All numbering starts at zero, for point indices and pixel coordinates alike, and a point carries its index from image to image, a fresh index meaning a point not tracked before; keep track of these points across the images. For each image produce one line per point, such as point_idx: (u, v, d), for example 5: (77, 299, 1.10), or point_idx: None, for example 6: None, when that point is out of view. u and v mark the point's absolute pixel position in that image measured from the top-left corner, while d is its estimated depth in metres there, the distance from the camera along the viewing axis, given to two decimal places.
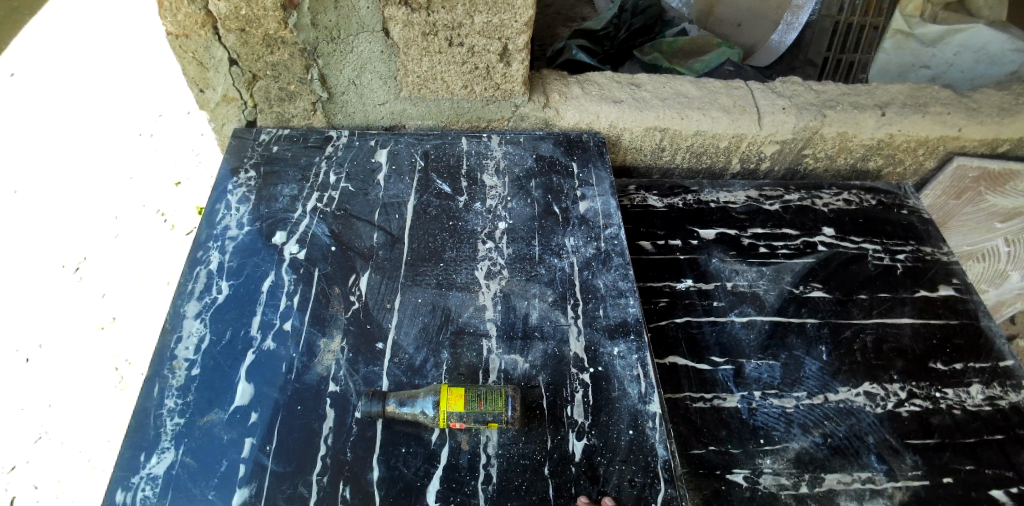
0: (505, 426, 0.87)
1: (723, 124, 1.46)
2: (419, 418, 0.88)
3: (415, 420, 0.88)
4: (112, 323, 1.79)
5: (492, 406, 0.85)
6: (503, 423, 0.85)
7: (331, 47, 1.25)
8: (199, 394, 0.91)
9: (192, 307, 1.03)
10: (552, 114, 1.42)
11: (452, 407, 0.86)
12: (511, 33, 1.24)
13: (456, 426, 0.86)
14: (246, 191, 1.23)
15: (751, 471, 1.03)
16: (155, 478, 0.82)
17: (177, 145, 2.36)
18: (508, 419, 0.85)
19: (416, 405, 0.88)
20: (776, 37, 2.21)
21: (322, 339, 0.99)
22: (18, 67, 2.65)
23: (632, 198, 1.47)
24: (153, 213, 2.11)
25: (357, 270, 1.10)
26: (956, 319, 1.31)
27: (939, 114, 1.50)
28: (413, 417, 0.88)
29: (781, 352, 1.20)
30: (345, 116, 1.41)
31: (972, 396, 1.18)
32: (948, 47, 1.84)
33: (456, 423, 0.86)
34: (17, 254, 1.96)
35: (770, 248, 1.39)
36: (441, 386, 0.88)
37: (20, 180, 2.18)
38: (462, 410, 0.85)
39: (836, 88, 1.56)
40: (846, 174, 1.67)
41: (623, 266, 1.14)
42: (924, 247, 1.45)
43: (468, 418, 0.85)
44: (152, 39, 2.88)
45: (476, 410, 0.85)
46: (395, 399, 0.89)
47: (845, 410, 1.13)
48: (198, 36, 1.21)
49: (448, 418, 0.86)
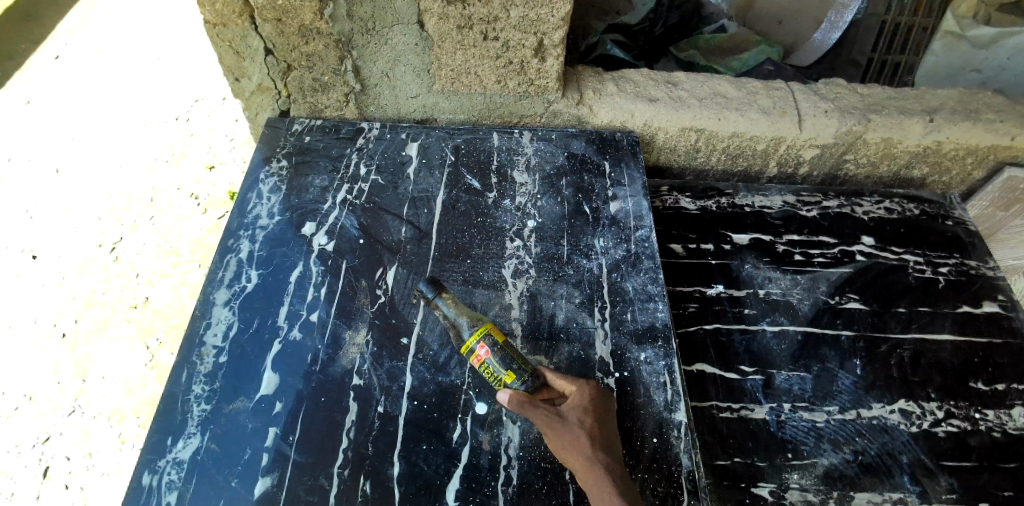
0: (520, 380, 0.82)
1: (762, 126, 1.41)
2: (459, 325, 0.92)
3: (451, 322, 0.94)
4: (144, 304, 1.84)
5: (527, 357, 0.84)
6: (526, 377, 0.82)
7: (365, 39, 1.25)
8: (225, 381, 0.93)
9: (221, 295, 1.04)
10: (585, 111, 1.39)
11: (492, 335, 0.84)
12: (547, 28, 1.21)
13: (477, 357, 0.84)
14: (278, 181, 1.24)
15: (777, 485, 1.00)
16: (180, 463, 0.84)
17: (210, 131, 2.40)
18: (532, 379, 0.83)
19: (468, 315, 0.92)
20: (818, 36, 2.14)
21: (348, 332, 1.00)
22: (63, 49, 2.75)
23: (664, 200, 1.44)
24: (186, 196, 2.15)
25: (384, 264, 1.10)
26: (999, 337, 1.25)
27: (991, 121, 1.43)
28: (454, 323, 0.93)
29: (813, 364, 1.16)
30: (377, 109, 1.41)
31: (1015, 420, 1.12)
32: (1002, 51, 1.74)
33: (484, 347, 0.83)
34: (58, 231, 2.03)
35: (805, 256, 1.35)
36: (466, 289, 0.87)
37: (63, 159, 2.26)
38: (500, 339, 0.84)
39: (882, 92, 1.49)
40: (888, 182, 1.60)
41: (653, 269, 1.11)
42: (969, 261, 1.39)
43: (498, 352, 0.82)
44: (190, 25, 2.94)
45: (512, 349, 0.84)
46: (445, 303, 0.94)
47: (878, 427, 1.09)
48: (236, 25, 1.22)
49: (479, 341, 0.84)
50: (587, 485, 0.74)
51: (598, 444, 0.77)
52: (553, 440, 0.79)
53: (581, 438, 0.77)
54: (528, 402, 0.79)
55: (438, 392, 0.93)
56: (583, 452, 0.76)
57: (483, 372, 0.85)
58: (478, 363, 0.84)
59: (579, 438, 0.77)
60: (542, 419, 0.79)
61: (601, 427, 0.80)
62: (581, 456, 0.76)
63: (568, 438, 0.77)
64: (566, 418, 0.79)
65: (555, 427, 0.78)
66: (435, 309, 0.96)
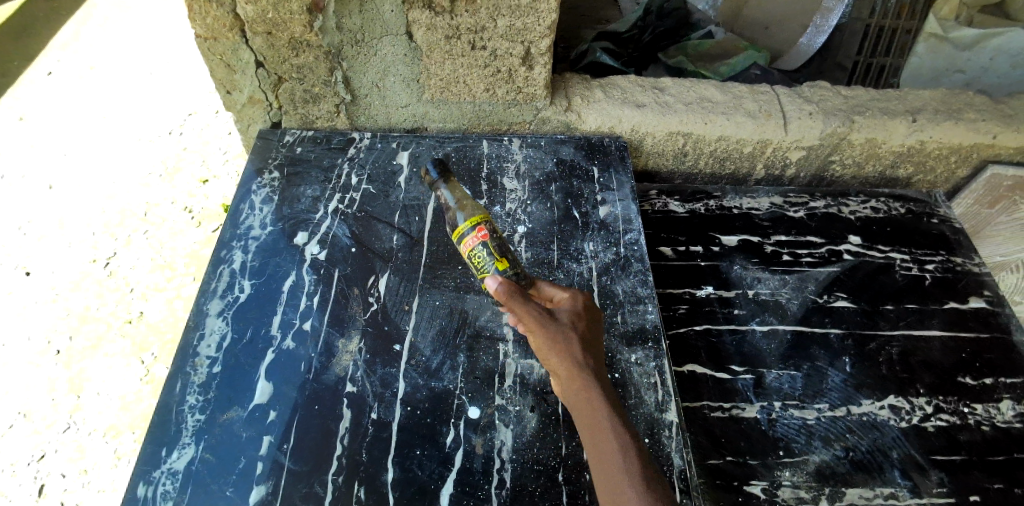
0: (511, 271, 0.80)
1: (748, 129, 1.44)
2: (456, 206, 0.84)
3: (446, 204, 0.87)
4: (138, 318, 1.84)
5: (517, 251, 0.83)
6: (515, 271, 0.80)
7: (355, 50, 1.26)
8: (219, 391, 0.93)
9: (215, 306, 1.05)
10: (573, 118, 1.41)
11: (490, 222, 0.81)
12: (534, 37, 1.24)
13: (467, 244, 0.80)
14: (270, 192, 1.25)
15: (769, 483, 1.01)
16: (175, 473, 0.84)
17: (203, 144, 2.41)
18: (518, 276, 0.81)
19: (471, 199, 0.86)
20: (804, 40, 2.19)
21: (341, 340, 1.00)
22: (55, 66, 2.76)
23: (653, 203, 1.46)
24: (180, 210, 2.16)
25: (376, 272, 1.11)
26: (986, 333, 1.26)
27: (972, 120, 1.45)
28: (450, 205, 0.86)
29: (803, 363, 1.17)
30: (368, 119, 1.43)
31: (1003, 413, 1.14)
32: (984, 52, 1.77)
33: (482, 229, 0.80)
34: (52, 247, 2.03)
35: (794, 256, 1.37)
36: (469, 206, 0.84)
37: (57, 175, 2.26)
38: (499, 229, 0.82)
39: (865, 94, 1.52)
40: (874, 182, 1.63)
41: (642, 272, 1.13)
42: (955, 258, 1.41)
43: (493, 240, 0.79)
44: (183, 39, 2.96)
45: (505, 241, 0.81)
46: (449, 189, 0.87)
47: (868, 423, 1.10)
48: (227, 39, 1.24)
49: (476, 226, 0.79)
50: (573, 389, 0.69)
51: (587, 347, 0.71)
52: (538, 340, 0.72)
53: (571, 339, 0.71)
54: (519, 295, 0.73)
55: (431, 398, 0.93)
56: (572, 354, 0.70)
57: (468, 260, 0.81)
58: (466, 250, 0.81)
59: (573, 341, 0.71)
60: (530, 317, 0.72)
61: (590, 332, 0.74)
62: (570, 359, 0.70)
63: (558, 340, 0.71)
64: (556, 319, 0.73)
65: (544, 326, 0.71)
66: (435, 193, 0.89)
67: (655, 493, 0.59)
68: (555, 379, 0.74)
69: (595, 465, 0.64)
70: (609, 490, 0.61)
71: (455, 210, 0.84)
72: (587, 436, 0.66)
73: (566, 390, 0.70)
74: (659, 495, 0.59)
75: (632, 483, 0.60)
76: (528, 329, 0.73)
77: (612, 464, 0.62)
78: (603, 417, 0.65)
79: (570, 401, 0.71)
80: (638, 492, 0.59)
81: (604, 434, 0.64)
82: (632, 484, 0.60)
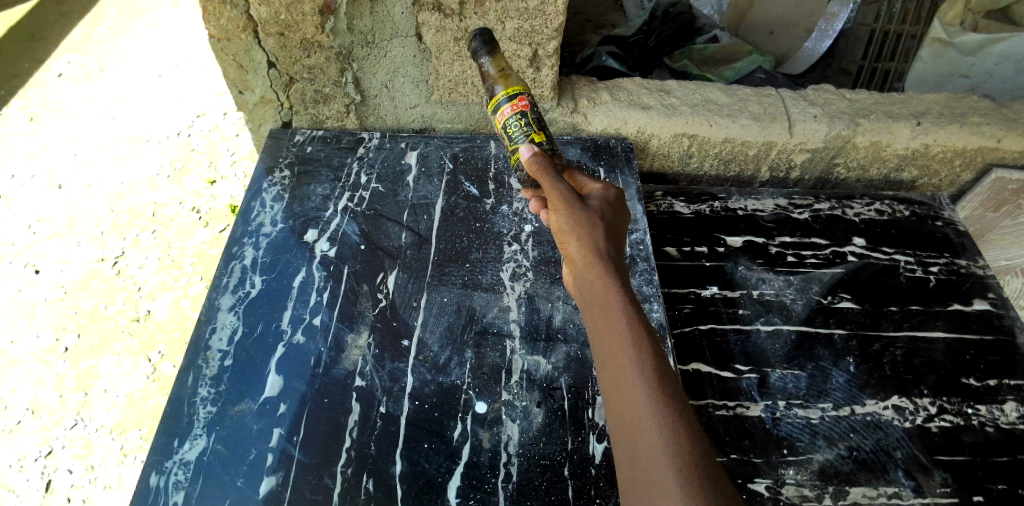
0: (545, 143, 0.94)
1: (752, 132, 1.45)
2: (495, 78, 0.96)
3: (487, 73, 0.98)
4: (146, 317, 1.87)
5: (548, 129, 0.96)
6: (545, 144, 0.94)
7: (365, 52, 1.29)
8: (230, 385, 0.94)
9: (226, 301, 1.06)
10: (580, 119, 1.42)
11: (526, 97, 0.93)
12: (541, 39, 1.26)
13: (502, 113, 0.93)
14: (281, 190, 1.27)
15: (773, 481, 1.01)
16: (187, 464, 0.85)
17: (212, 146, 2.44)
18: (549, 150, 0.94)
19: (511, 73, 0.97)
20: (810, 45, 2.20)
21: (350, 335, 1.02)
22: (66, 68, 2.80)
23: (658, 205, 1.47)
24: (188, 210, 2.18)
25: (385, 269, 1.13)
26: (991, 335, 1.26)
27: (977, 124, 1.46)
28: (491, 74, 0.98)
29: (807, 363, 1.18)
30: (377, 119, 1.45)
31: (1007, 414, 1.14)
32: (989, 57, 1.77)
33: (519, 102, 0.92)
34: (60, 246, 2.05)
35: (798, 257, 1.38)
36: (509, 79, 0.96)
37: (66, 176, 2.29)
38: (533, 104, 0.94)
39: (869, 97, 1.53)
40: (879, 184, 1.63)
41: (648, 271, 1.14)
42: (959, 260, 1.41)
43: (525, 114, 0.92)
44: (193, 42, 2.99)
45: (536, 117, 0.93)
46: (493, 59, 0.98)
47: (872, 423, 1.10)
48: (240, 40, 1.25)
49: (512, 98, 0.92)
50: (587, 273, 0.70)
51: (608, 237, 0.73)
52: (561, 220, 0.76)
53: (594, 225, 0.73)
54: (551, 171, 0.80)
55: (439, 393, 0.95)
56: (591, 237, 0.72)
57: (500, 129, 0.95)
58: (501, 120, 0.94)
59: (595, 222, 0.74)
60: (558, 196, 0.77)
61: (612, 226, 0.76)
62: (588, 243, 0.71)
63: (580, 221, 0.74)
64: (583, 204, 0.76)
65: (570, 205, 0.75)
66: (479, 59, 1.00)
67: (662, 380, 0.56)
68: (569, 267, 0.75)
69: (602, 348, 0.62)
70: (614, 372, 0.58)
71: (496, 81, 0.96)
72: (597, 321, 0.65)
73: (579, 275, 0.72)
74: (665, 382, 0.56)
75: (638, 367, 0.57)
76: (554, 209, 0.77)
77: (620, 345, 0.59)
78: (615, 304, 0.64)
79: (582, 288, 0.71)
80: (644, 376, 0.56)
81: (616, 317, 0.62)
82: (638, 367, 0.57)
